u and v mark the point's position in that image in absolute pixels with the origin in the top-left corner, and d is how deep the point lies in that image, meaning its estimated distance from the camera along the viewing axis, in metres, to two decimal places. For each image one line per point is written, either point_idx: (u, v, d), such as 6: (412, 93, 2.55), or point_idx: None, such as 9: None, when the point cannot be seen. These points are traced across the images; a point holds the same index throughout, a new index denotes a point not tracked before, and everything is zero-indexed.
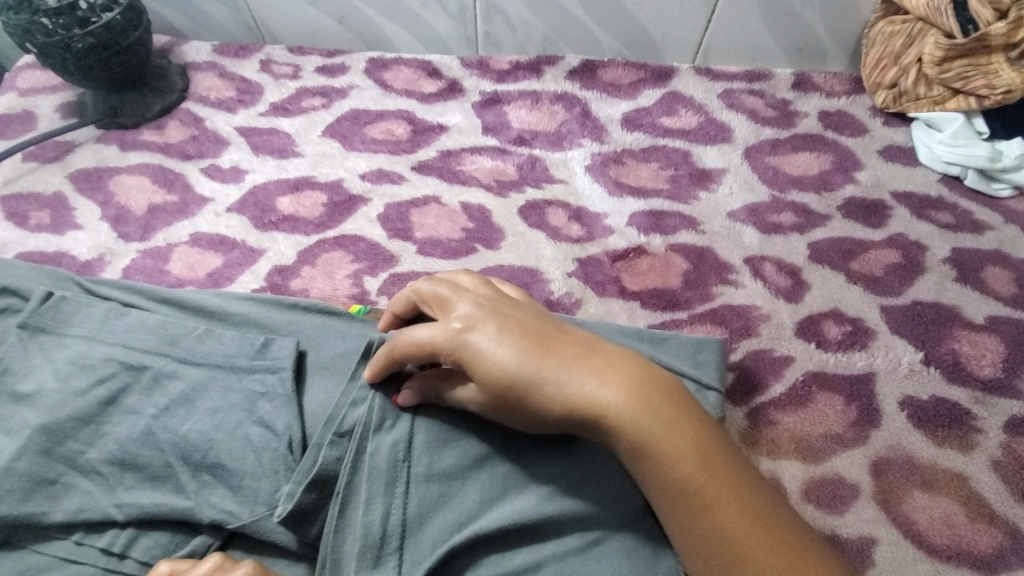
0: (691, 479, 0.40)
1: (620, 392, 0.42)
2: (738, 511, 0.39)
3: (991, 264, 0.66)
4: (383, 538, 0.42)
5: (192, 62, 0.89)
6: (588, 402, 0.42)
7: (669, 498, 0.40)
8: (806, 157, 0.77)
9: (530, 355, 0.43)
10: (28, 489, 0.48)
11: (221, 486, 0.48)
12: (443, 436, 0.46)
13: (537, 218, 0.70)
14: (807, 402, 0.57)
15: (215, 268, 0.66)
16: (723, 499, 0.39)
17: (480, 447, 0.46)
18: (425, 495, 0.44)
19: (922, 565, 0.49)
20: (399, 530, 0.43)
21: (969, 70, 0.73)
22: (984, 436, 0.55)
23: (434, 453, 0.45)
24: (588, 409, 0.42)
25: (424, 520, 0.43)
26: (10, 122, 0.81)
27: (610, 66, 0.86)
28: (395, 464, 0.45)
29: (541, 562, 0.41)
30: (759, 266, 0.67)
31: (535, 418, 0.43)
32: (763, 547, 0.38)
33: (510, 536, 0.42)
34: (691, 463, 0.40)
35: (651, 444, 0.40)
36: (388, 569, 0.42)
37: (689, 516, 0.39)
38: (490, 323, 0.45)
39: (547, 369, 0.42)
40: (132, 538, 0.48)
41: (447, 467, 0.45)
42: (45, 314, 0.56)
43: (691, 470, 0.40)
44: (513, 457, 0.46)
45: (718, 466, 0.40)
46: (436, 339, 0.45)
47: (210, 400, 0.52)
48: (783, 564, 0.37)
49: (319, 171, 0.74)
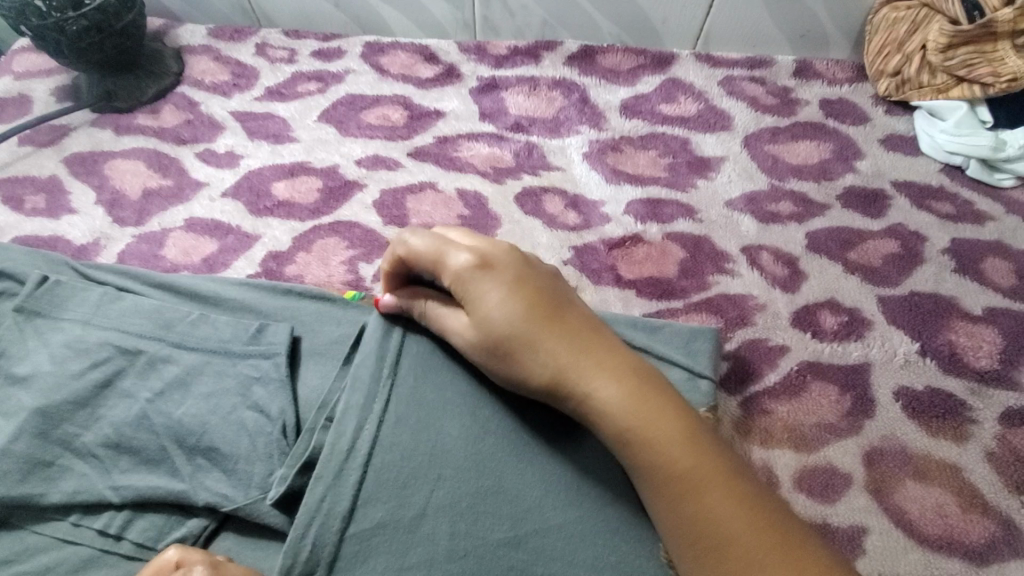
0: (677, 465, 0.40)
1: (608, 376, 0.42)
2: (725, 496, 0.39)
3: (990, 256, 0.65)
4: (348, 457, 0.42)
5: (187, 45, 0.88)
6: (573, 375, 0.42)
7: (655, 482, 0.40)
8: (806, 146, 0.76)
9: (530, 319, 0.44)
10: (26, 470, 0.49)
11: (215, 469, 0.49)
12: (428, 398, 0.45)
13: (533, 206, 0.70)
14: (801, 391, 0.57)
15: (210, 253, 0.66)
16: (710, 484, 0.39)
17: (468, 393, 0.46)
18: (398, 441, 0.43)
19: (912, 554, 0.49)
20: (366, 450, 0.42)
21: (974, 57, 0.72)
22: (979, 427, 0.55)
23: (418, 382, 0.46)
24: (573, 381, 0.42)
25: (400, 456, 0.42)
26: (5, 105, 0.81)
27: (609, 52, 0.85)
28: (378, 379, 0.45)
29: (526, 537, 0.41)
30: (756, 255, 0.66)
31: (511, 379, 0.44)
32: (746, 532, 0.38)
33: (491, 503, 0.42)
34: (679, 449, 0.40)
35: (635, 428, 0.41)
36: (347, 485, 0.41)
37: (675, 500, 0.39)
38: (506, 276, 0.45)
39: (544, 335, 0.43)
40: (128, 519, 0.48)
41: (430, 401, 0.45)
42: (40, 298, 0.57)
43: (678, 456, 0.40)
44: (501, 412, 0.46)
45: (706, 452, 0.40)
46: (448, 273, 0.46)
47: (204, 384, 0.52)
48: (766, 549, 0.37)
49: (314, 156, 0.74)
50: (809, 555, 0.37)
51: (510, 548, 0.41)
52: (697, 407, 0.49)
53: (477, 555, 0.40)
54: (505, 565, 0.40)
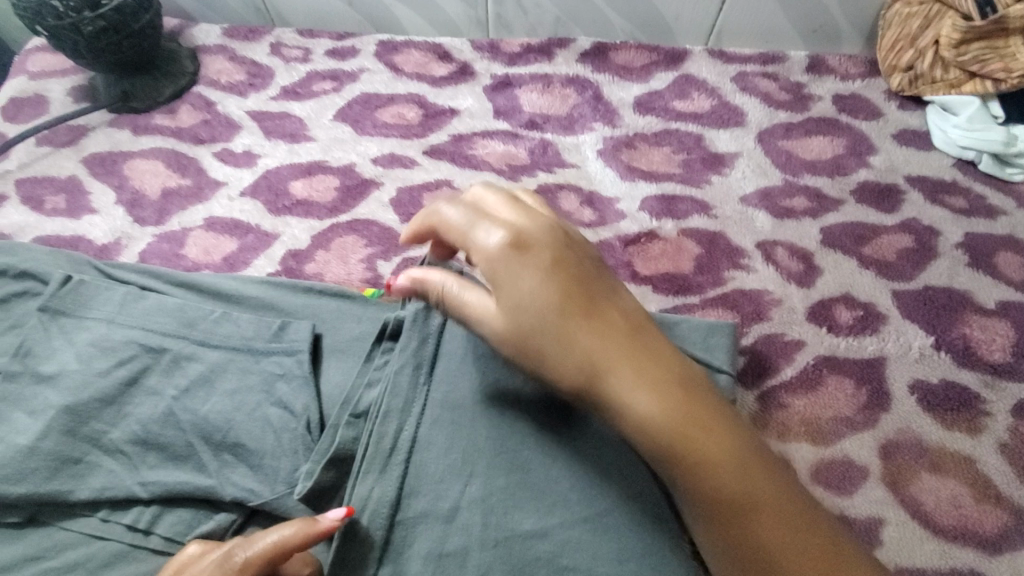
0: (722, 483, 0.38)
1: (645, 382, 0.39)
2: (775, 519, 0.38)
3: (1003, 250, 0.66)
4: (391, 451, 0.44)
5: (201, 45, 0.88)
6: (605, 376, 0.39)
7: (700, 501, 0.39)
8: (820, 141, 0.76)
9: (568, 316, 0.40)
10: (54, 467, 0.50)
11: (242, 464, 0.50)
12: (452, 396, 0.47)
13: (549, 202, 0.70)
14: (818, 385, 0.58)
15: (230, 252, 0.66)
16: (760, 506, 0.38)
17: (496, 388, 0.47)
18: (430, 441, 0.45)
19: (927, 544, 0.49)
20: (408, 446, 0.45)
21: (986, 53, 0.72)
22: (992, 419, 0.55)
23: (453, 379, 0.48)
24: (609, 381, 0.39)
25: (441, 451, 0.44)
26: (22, 105, 0.82)
27: (622, 49, 0.85)
28: (415, 385, 0.47)
29: (552, 528, 0.42)
30: (771, 251, 0.67)
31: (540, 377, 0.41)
32: (793, 551, 0.38)
33: (522, 497, 0.43)
34: (725, 466, 0.39)
35: (678, 445, 0.39)
36: (392, 478, 0.44)
37: (719, 517, 0.38)
38: (541, 258, 0.41)
39: (581, 337, 0.40)
40: (156, 514, 0.49)
41: (462, 396, 0.47)
42: (64, 298, 0.58)
43: (727, 476, 0.38)
44: (527, 405, 0.47)
45: (751, 467, 0.39)
46: (477, 251, 0.42)
47: (229, 381, 0.53)
48: (810, 556, 0.38)
49: (331, 155, 0.74)
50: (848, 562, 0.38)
51: (535, 539, 0.41)
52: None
53: (509, 545, 0.41)
54: (531, 555, 0.41)
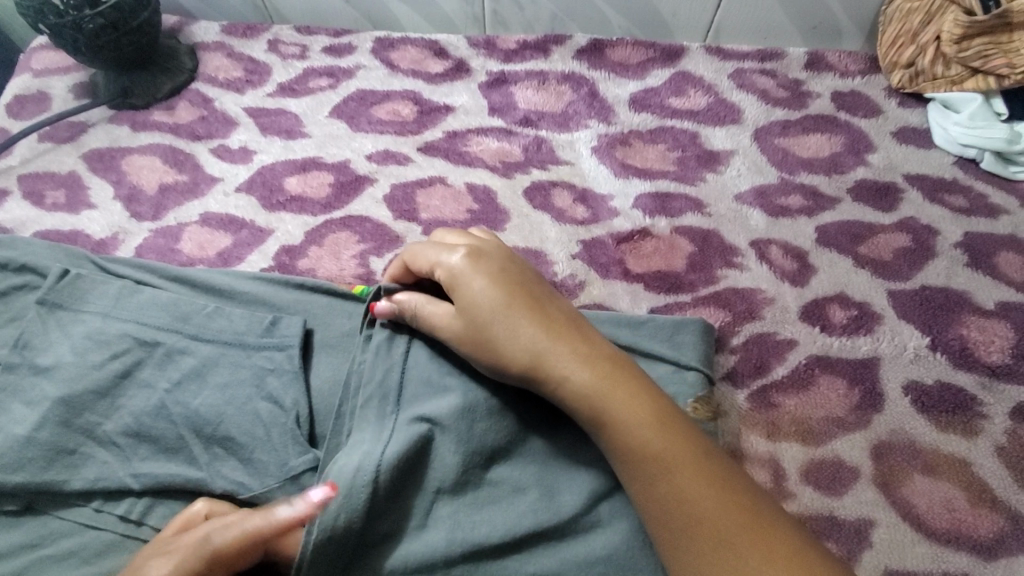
0: (655, 444, 0.41)
1: (576, 357, 0.44)
2: (699, 478, 0.39)
3: (1004, 250, 0.65)
4: (353, 478, 0.42)
5: (201, 42, 0.89)
6: (549, 355, 0.44)
7: (636, 461, 0.41)
8: (817, 139, 0.76)
9: (477, 254, 0.49)
10: (49, 458, 0.51)
11: (232, 458, 0.50)
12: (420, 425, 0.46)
13: (542, 200, 0.70)
14: (809, 385, 0.57)
15: (225, 247, 0.67)
16: (686, 468, 0.40)
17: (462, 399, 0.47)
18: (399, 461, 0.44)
19: (920, 546, 0.49)
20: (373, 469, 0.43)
21: (988, 48, 0.70)
22: (989, 422, 0.55)
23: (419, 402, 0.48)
24: (549, 365, 0.44)
25: (407, 462, 0.44)
26: (25, 102, 0.83)
27: (618, 45, 0.85)
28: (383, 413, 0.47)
29: (520, 539, 0.42)
30: (765, 249, 0.66)
31: (490, 363, 0.46)
32: (720, 510, 0.38)
33: (491, 510, 0.43)
34: (651, 431, 0.41)
35: (609, 409, 0.42)
36: (355, 501, 0.42)
37: (652, 474, 0.40)
38: (490, 267, 0.48)
39: (494, 272, 0.48)
40: (148, 506, 0.50)
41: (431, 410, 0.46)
42: (61, 291, 0.58)
43: (655, 438, 0.41)
44: (491, 416, 0.46)
45: (676, 432, 0.41)
46: (441, 268, 0.49)
47: (220, 375, 0.54)
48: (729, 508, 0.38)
49: (326, 152, 0.75)
50: (778, 530, 0.38)
51: (508, 548, 0.42)
52: (686, 398, 0.49)
53: (476, 558, 0.42)
54: (498, 566, 0.42)
